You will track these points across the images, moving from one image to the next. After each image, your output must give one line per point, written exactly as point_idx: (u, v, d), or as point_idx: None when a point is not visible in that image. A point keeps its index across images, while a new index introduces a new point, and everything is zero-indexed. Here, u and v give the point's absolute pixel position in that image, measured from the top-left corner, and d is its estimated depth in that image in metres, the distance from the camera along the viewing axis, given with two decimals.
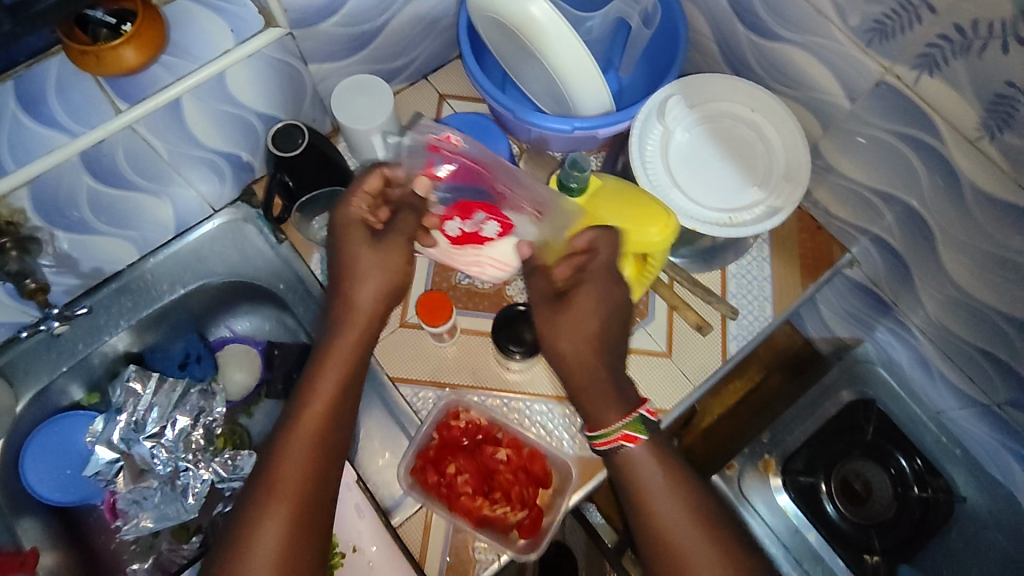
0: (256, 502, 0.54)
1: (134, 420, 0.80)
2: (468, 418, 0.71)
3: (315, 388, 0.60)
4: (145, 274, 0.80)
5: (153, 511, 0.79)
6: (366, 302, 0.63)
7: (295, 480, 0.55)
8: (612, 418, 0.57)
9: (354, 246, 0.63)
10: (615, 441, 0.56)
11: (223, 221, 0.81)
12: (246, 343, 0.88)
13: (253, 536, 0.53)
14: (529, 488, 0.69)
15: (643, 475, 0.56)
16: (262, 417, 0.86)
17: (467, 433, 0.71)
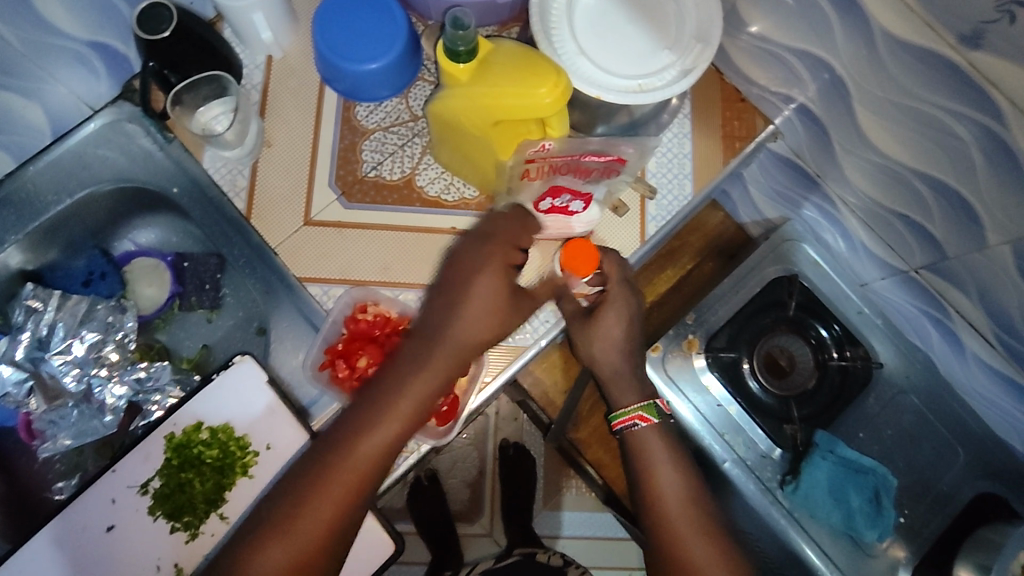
0: (301, 500, 0.54)
1: (38, 338, 0.77)
2: (376, 311, 0.70)
3: (402, 406, 0.57)
4: (27, 183, 0.74)
5: (70, 430, 0.77)
6: (465, 332, 0.59)
7: (345, 488, 0.55)
8: (631, 399, 0.69)
9: (489, 274, 0.60)
10: (630, 419, 0.68)
11: (107, 121, 0.75)
12: (153, 257, 0.83)
13: (290, 524, 0.53)
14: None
15: (648, 452, 0.67)
16: (181, 331, 0.84)
17: (376, 325, 0.69)
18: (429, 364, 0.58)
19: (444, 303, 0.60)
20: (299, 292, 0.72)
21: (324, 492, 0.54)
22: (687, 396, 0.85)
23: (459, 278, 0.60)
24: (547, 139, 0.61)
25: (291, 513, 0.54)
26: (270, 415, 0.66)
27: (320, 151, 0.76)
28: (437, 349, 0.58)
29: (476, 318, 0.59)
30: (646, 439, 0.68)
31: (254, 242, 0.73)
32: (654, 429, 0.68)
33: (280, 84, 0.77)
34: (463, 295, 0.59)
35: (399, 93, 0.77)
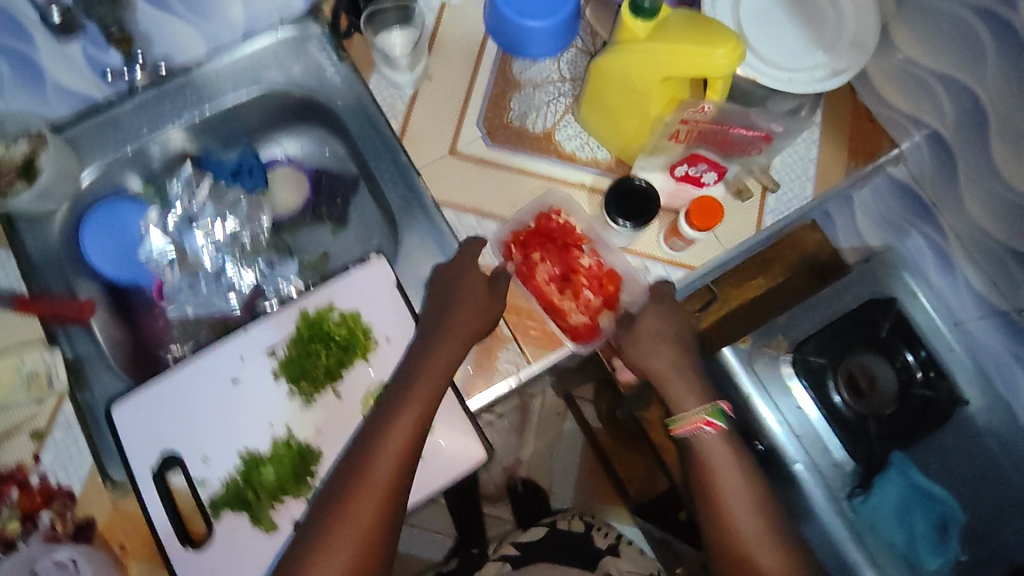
0: (351, 482, 0.62)
1: (188, 214, 0.84)
2: (565, 220, 0.77)
3: (385, 452, 0.62)
4: (208, 73, 0.82)
5: (195, 301, 0.83)
6: (462, 326, 0.68)
7: (388, 472, 0.62)
8: (692, 406, 0.71)
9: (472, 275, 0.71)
10: (696, 423, 0.70)
11: (289, 34, 0.83)
12: (295, 167, 0.90)
13: (346, 510, 0.61)
14: (598, 302, 0.75)
15: (711, 457, 0.69)
16: (306, 237, 0.90)
17: (561, 231, 0.77)
18: (401, 416, 0.63)
19: (437, 308, 0.70)
20: (432, 211, 0.78)
21: (377, 458, 0.62)
22: (767, 395, 0.87)
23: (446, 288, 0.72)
24: (707, 103, 0.65)
25: (347, 485, 0.62)
26: (392, 311, 0.71)
27: (474, 93, 0.82)
28: (391, 407, 0.64)
29: (459, 319, 0.69)
30: (709, 444, 0.70)
31: (399, 161, 0.79)
32: (718, 434, 0.70)
33: (448, 28, 0.84)
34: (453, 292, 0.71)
35: (554, 56, 0.83)
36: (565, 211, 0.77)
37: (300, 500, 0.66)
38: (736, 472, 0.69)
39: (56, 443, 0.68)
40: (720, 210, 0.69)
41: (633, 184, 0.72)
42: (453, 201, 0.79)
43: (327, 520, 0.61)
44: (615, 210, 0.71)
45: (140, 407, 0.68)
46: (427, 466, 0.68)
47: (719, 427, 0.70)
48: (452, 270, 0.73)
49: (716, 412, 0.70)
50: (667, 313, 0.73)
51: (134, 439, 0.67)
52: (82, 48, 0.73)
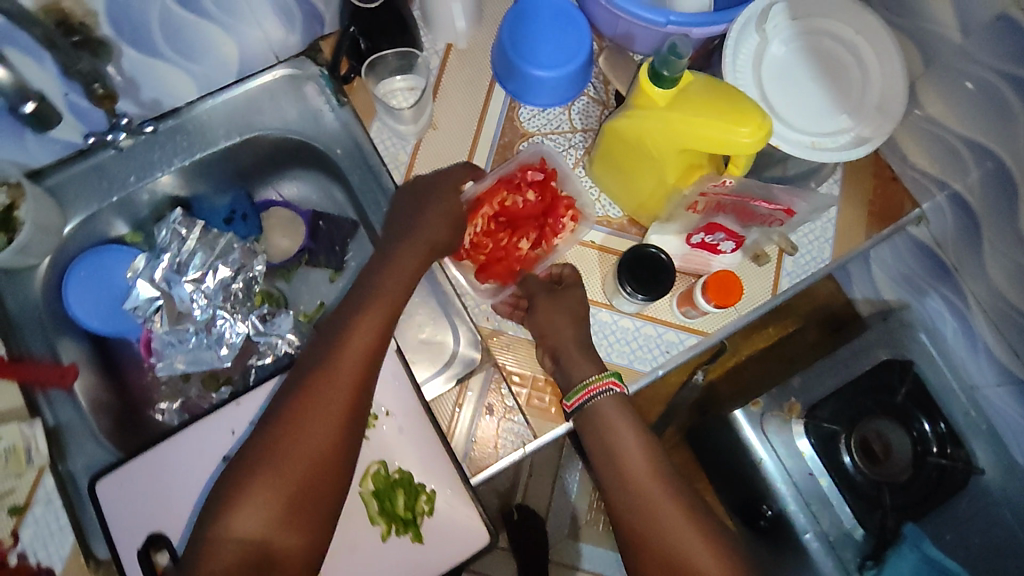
0: (257, 462, 0.58)
1: (177, 262, 0.81)
2: (567, 216, 0.72)
3: (304, 429, 0.59)
4: (199, 117, 0.78)
5: (186, 355, 0.80)
6: (394, 288, 0.66)
7: (303, 453, 0.58)
8: (593, 369, 0.68)
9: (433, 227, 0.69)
10: (603, 385, 0.67)
11: (285, 74, 0.79)
12: (291, 211, 0.86)
13: (248, 490, 0.57)
14: (479, 256, 0.73)
15: (609, 424, 0.66)
16: (302, 285, 0.87)
17: (557, 216, 0.72)
18: (323, 394, 0.60)
19: (378, 266, 0.68)
20: (434, 273, 0.74)
21: (294, 434, 0.59)
22: (770, 446, 0.86)
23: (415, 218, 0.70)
24: (729, 177, 0.62)
25: (258, 464, 0.58)
26: (390, 382, 0.68)
27: (480, 145, 0.79)
28: (312, 378, 0.61)
29: (389, 281, 0.66)
30: (608, 411, 0.66)
31: None
32: (620, 399, 0.67)
33: (454, 72, 0.80)
34: (392, 253, 0.68)
35: (565, 104, 0.79)
36: (577, 220, 0.72)
37: None
38: (637, 439, 0.66)
39: (37, 520, 0.66)
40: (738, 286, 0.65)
41: (648, 253, 0.68)
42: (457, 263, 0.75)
43: (231, 501, 0.57)
44: (626, 277, 0.67)
45: (124, 484, 0.65)
46: (428, 549, 0.65)
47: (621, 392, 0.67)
48: (419, 197, 0.71)
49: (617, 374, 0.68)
50: (579, 302, 0.71)
51: (117, 515, 0.64)
52: (67, 106, 0.68)
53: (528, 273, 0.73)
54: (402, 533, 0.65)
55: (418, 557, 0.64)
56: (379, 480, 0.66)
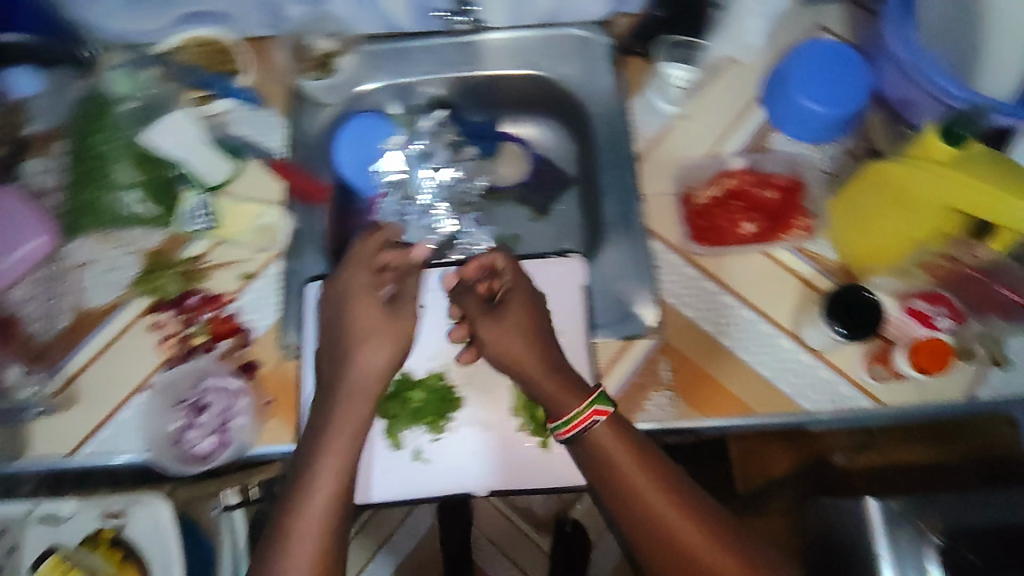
0: (279, 505, 0.58)
1: (426, 150, 0.93)
2: (798, 226, 0.77)
3: (296, 523, 0.56)
4: (490, 42, 0.89)
5: (399, 224, 0.91)
6: (366, 372, 0.62)
7: (329, 480, 0.58)
8: (572, 403, 0.61)
9: (367, 304, 0.64)
10: (587, 416, 0.60)
11: (578, 34, 0.89)
12: (524, 148, 0.95)
13: (300, 494, 0.58)
14: (703, 223, 0.77)
15: (608, 453, 0.60)
16: (507, 214, 0.94)
17: (786, 220, 0.77)
18: (309, 497, 0.57)
19: (334, 362, 0.64)
20: (640, 240, 0.79)
21: (323, 451, 0.60)
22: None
23: (337, 318, 0.65)
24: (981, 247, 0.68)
25: (298, 478, 0.59)
26: (570, 309, 0.74)
27: (724, 150, 0.83)
28: (305, 469, 0.59)
29: (369, 363, 0.63)
30: (604, 440, 0.60)
31: (628, 182, 0.81)
32: (611, 424, 0.61)
33: (724, 82, 0.84)
34: (347, 329, 0.64)
35: (816, 142, 0.82)
36: (805, 234, 0.77)
37: (430, 433, 0.70)
38: (636, 459, 0.59)
39: (257, 289, 0.77)
40: (944, 351, 0.68)
41: (860, 294, 0.69)
42: (662, 238, 0.79)
43: (280, 517, 0.57)
44: (835, 307, 0.69)
45: None
46: (551, 461, 0.69)
47: (609, 415, 0.61)
48: (342, 288, 0.65)
49: (602, 398, 0.61)
50: (531, 305, 0.68)
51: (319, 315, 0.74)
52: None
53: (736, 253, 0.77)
54: (534, 436, 0.69)
55: (535, 462, 0.69)
56: None
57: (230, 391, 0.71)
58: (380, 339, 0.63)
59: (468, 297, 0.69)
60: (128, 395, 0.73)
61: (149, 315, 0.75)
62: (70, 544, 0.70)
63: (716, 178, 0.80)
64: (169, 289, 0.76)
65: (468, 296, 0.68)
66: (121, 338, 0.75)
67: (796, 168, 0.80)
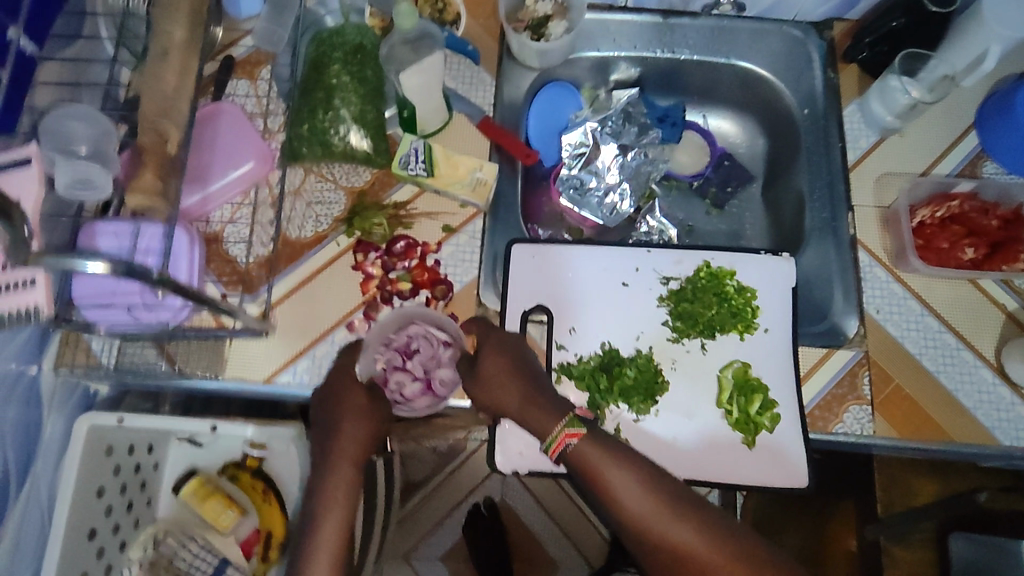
0: (314, 493, 0.61)
1: (614, 128, 0.91)
2: (1017, 257, 0.75)
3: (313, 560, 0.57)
4: (702, 29, 0.88)
5: (580, 198, 0.89)
6: (350, 442, 0.62)
7: (345, 491, 0.60)
8: (551, 426, 0.58)
9: (346, 397, 0.64)
10: (565, 439, 0.57)
11: (790, 33, 0.88)
12: (706, 141, 0.95)
13: (315, 523, 0.59)
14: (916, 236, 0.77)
15: (591, 465, 0.56)
16: (681, 203, 0.94)
17: (1006, 250, 0.75)
18: (334, 507, 0.59)
19: (320, 435, 0.63)
20: (847, 250, 0.78)
21: (325, 499, 0.60)
22: None
23: (327, 412, 0.64)
24: None
25: (297, 541, 0.59)
26: (780, 310, 0.72)
27: (935, 171, 0.81)
28: (318, 482, 0.61)
29: (349, 432, 0.62)
30: (588, 455, 0.57)
31: (836, 187, 0.81)
32: (588, 439, 0.57)
33: (942, 102, 0.83)
34: (333, 419, 0.63)
35: (1022, 177, 0.81)
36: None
37: (633, 412, 0.68)
38: (619, 468, 0.56)
39: (458, 244, 0.75)
40: None
41: None
42: (870, 250, 0.78)
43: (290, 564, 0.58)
44: None
45: (534, 257, 0.74)
46: (750, 458, 0.67)
47: (583, 436, 0.57)
48: (325, 404, 0.64)
49: (573, 420, 0.58)
50: (502, 347, 0.64)
51: (520, 278, 0.73)
52: None
53: (946, 276, 0.76)
54: (736, 431, 0.68)
55: (737, 458, 0.67)
56: (736, 376, 0.69)
57: (440, 342, 0.67)
58: (350, 432, 0.62)
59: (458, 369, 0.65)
60: (319, 337, 0.70)
61: (354, 254, 0.73)
62: (211, 470, 0.78)
63: (937, 197, 0.78)
64: (377, 231, 0.74)
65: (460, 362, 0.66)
66: (324, 273, 0.72)
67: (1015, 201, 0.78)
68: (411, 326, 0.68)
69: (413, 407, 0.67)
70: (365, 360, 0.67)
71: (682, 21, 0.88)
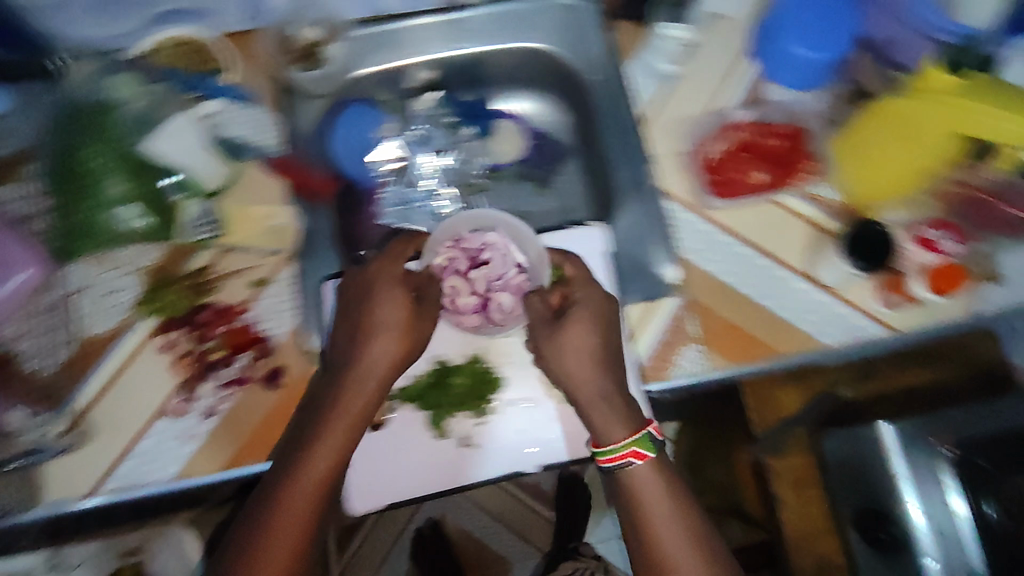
0: (302, 452, 0.61)
1: (423, 134, 0.90)
2: (805, 167, 0.79)
3: (299, 488, 0.59)
4: (481, 19, 0.88)
5: (403, 213, 0.88)
6: (371, 366, 0.63)
7: (316, 480, 0.60)
8: (619, 435, 0.62)
9: (369, 331, 0.64)
10: (626, 455, 0.62)
11: (566, 3, 0.87)
12: (521, 124, 0.94)
13: (284, 495, 0.59)
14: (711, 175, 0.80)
15: (643, 490, 0.62)
16: (507, 189, 0.92)
17: (791, 165, 0.80)
18: (297, 500, 0.59)
19: (342, 359, 0.65)
20: (655, 202, 0.81)
21: (313, 453, 0.60)
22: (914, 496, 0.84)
23: (360, 298, 0.67)
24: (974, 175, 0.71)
25: (265, 496, 0.59)
26: None
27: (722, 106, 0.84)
28: (310, 439, 0.62)
29: (376, 353, 0.64)
30: (642, 477, 0.62)
31: (632, 146, 0.83)
32: (652, 462, 0.62)
33: (715, 38, 0.86)
34: (365, 334, 0.65)
35: (810, 88, 0.82)
36: (810, 176, 0.79)
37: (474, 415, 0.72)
38: (671, 497, 0.62)
39: (272, 293, 0.73)
40: (956, 277, 0.73)
41: (871, 227, 0.74)
42: (674, 197, 0.81)
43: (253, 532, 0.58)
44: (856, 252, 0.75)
45: None
46: (593, 425, 0.72)
47: (650, 459, 0.62)
48: (360, 296, 0.67)
49: (643, 443, 0.62)
50: (602, 319, 0.67)
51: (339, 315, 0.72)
52: None
53: (747, 203, 0.79)
54: None
55: (582, 430, 0.72)
56: None
57: (511, 262, 0.73)
58: (379, 360, 0.64)
59: (538, 305, 0.69)
60: (140, 431, 0.67)
61: (157, 338, 0.70)
62: None
63: (720, 133, 0.82)
64: (178, 306, 0.71)
65: (535, 304, 0.69)
66: (130, 366, 0.69)
67: (795, 117, 0.82)
68: (490, 233, 0.74)
69: (461, 319, 0.73)
70: (432, 255, 0.73)
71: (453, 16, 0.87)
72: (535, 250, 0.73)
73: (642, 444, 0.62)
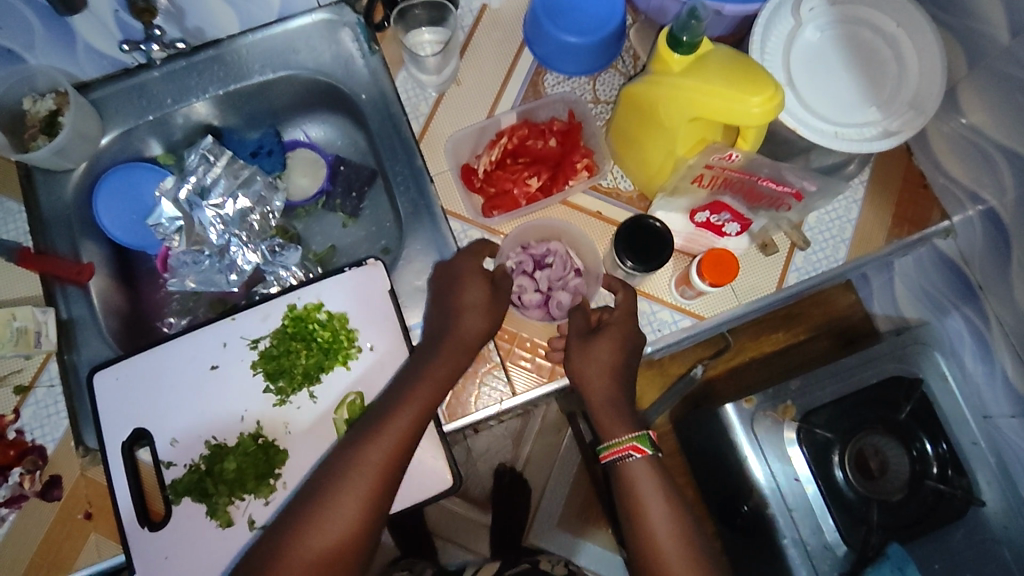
0: (355, 446, 0.61)
1: (201, 185, 0.83)
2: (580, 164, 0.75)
3: (366, 466, 0.60)
4: (240, 50, 0.81)
5: (197, 275, 0.83)
6: (463, 332, 0.66)
7: (376, 468, 0.60)
8: (620, 431, 0.65)
9: (464, 311, 0.67)
10: (624, 448, 0.64)
11: (323, 18, 0.81)
12: (316, 153, 0.89)
13: (330, 494, 0.59)
14: (487, 189, 0.77)
15: (640, 486, 0.63)
16: (317, 224, 0.90)
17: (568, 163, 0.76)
18: (350, 488, 0.59)
19: (414, 362, 0.66)
20: (440, 222, 0.75)
21: (368, 438, 0.61)
22: (764, 457, 0.82)
23: (449, 284, 0.69)
24: (735, 151, 0.63)
25: (312, 501, 0.59)
26: (381, 321, 0.70)
27: (501, 107, 0.79)
28: (363, 433, 0.62)
29: (466, 325, 0.66)
30: (637, 473, 0.63)
31: (414, 165, 0.77)
32: (649, 460, 0.64)
33: (486, 33, 0.80)
34: (455, 307, 0.67)
35: (591, 74, 0.78)
36: (589, 171, 0.75)
37: (261, 498, 0.66)
38: (660, 494, 0.62)
39: (37, 401, 0.71)
40: (734, 262, 0.67)
41: (647, 224, 0.67)
42: (462, 216, 0.75)
43: (288, 535, 0.58)
44: (625, 254, 0.66)
45: (121, 378, 0.69)
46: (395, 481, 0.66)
47: (647, 454, 0.64)
48: (454, 272, 0.70)
49: (643, 439, 0.64)
50: (631, 323, 0.68)
51: (109, 407, 0.69)
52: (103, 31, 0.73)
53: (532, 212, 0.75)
54: None
55: None
56: (352, 411, 0.67)
57: (573, 268, 0.73)
58: (449, 360, 0.65)
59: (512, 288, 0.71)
60: None
61: None
62: None
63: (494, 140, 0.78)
64: None
65: (578, 315, 0.68)
66: None
67: (573, 107, 0.77)
68: (552, 242, 0.74)
69: (236, 390, 0.69)
70: (503, 256, 0.73)
71: (208, 53, 0.80)
72: (590, 254, 0.73)
73: (642, 440, 0.63)
